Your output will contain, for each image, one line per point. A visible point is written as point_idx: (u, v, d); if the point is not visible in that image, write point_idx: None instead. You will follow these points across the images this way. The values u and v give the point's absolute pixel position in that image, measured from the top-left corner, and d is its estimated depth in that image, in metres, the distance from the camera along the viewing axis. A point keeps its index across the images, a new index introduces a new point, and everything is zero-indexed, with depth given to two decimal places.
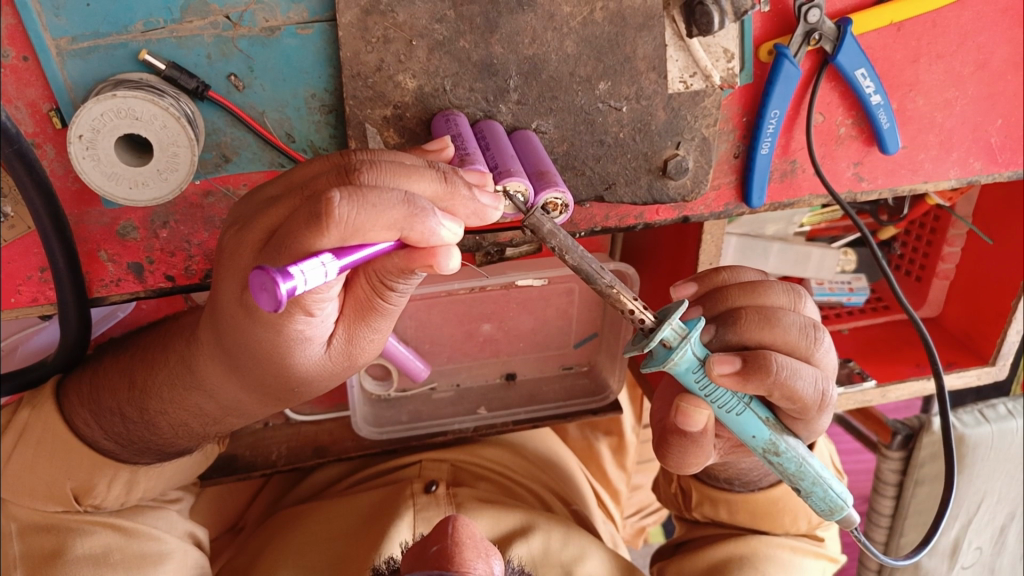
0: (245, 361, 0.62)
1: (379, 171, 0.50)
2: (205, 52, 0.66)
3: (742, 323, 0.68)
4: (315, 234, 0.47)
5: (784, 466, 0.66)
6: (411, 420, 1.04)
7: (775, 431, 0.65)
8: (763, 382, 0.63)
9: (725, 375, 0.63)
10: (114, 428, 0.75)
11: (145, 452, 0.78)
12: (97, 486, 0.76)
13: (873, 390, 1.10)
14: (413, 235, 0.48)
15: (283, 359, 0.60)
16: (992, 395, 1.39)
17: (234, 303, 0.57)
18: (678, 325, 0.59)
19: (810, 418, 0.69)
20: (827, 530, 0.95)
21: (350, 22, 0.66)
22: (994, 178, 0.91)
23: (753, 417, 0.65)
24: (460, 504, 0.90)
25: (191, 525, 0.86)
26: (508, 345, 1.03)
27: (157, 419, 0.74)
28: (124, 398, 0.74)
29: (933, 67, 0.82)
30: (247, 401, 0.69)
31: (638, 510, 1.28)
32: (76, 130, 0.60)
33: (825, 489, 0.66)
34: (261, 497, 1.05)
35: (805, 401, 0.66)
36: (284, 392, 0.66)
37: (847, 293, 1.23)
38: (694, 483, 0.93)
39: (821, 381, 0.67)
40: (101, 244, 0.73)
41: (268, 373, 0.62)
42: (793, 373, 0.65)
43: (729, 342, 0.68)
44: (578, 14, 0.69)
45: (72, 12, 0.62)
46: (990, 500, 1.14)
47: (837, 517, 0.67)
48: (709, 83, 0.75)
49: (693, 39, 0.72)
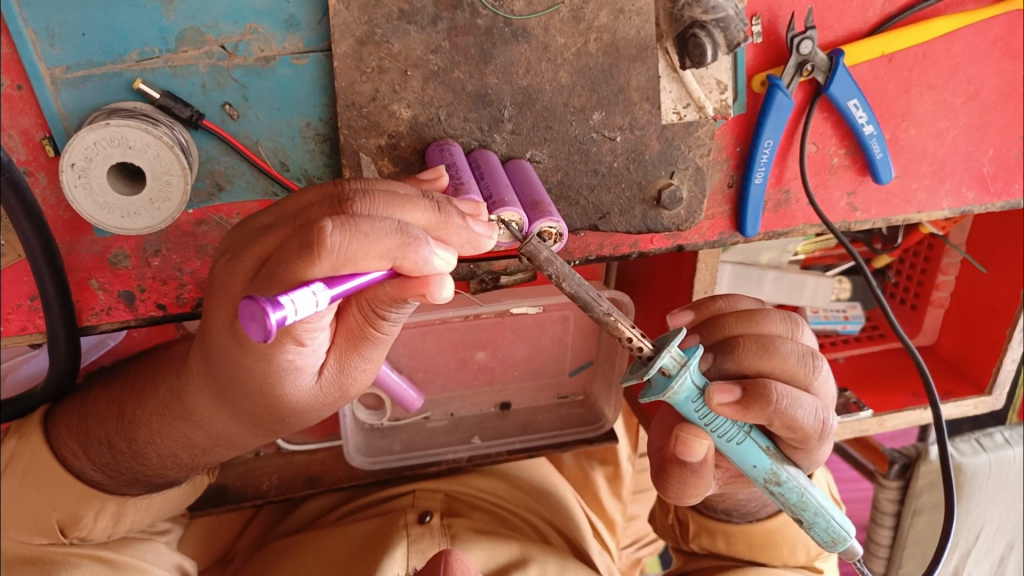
0: (236, 391, 0.61)
1: (372, 201, 0.50)
2: (200, 81, 0.66)
3: (740, 352, 0.68)
4: (307, 264, 0.46)
5: (786, 497, 0.65)
6: (405, 449, 1.03)
7: (776, 461, 0.64)
8: (763, 411, 0.63)
9: (725, 405, 0.63)
10: (102, 459, 0.74)
11: (133, 483, 0.77)
12: (84, 518, 0.75)
13: (870, 420, 1.09)
14: (406, 263, 0.48)
15: (273, 389, 0.59)
16: (989, 423, 1.39)
17: (224, 333, 0.56)
18: (676, 353, 0.58)
19: (809, 447, 0.68)
20: (825, 562, 0.93)
21: (345, 52, 0.66)
22: (987, 207, 0.91)
23: (754, 446, 0.64)
24: (454, 535, 0.89)
25: (179, 557, 0.85)
26: (503, 373, 1.03)
27: (145, 449, 0.73)
28: (112, 428, 0.73)
29: (924, 98, 0.83)
30: (238, 432, 0.68)
31: (634, 541, 1.26)
32: (69, 159, 0.60)
33: (828, 519, 0.65)
34: (251, 528, 1.03)
35: (805, 431, 0.66)
36: (275, 423, 0.65)
37: (842, 321, 1.21)
38: (692, 513, 0.92)
39: (822, 411, 0.67)
40: (92, 273, 0.72)
41: (259, 404, 0.61)
42: (794, 403, 0.64)
43: (727, 370, 0.68)
44: (572, 46, 0.70)
45: (67, 41, 0.63)
46: (990, 530, 1.13)
47: (840, 548, 0.66)
48: (702, 114, 0.75)
49: (686, 71, 0.73)
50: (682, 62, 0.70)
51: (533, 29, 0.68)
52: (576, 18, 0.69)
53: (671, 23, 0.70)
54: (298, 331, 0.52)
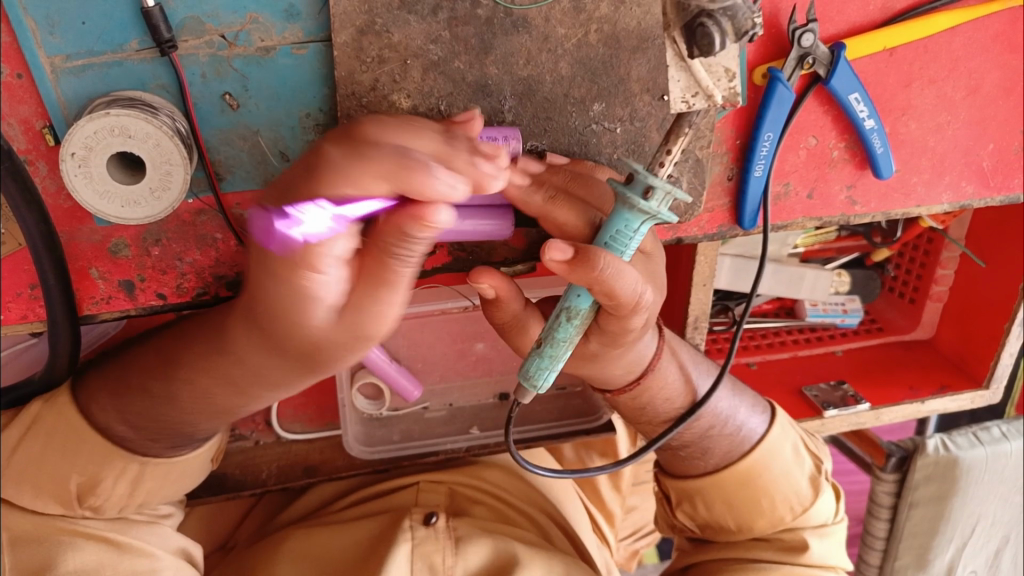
0: (266, 322, 0.56)
1: (385, 129, 0.53)
2: (200, 71, 0.66)
3: (558, 200, 0.66)
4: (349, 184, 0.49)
5: (555, 329, 0.62)
6: (402, 439, 1.03)
7: (581, 321, 0.62)
8: (586, 277, 0.57)
9: (559, 263, 0.57)
10: (130, 419, 0.74)
11: (159, 440, 0.76)
12: (103, 481, 0.74)
13: (867, 414, 1.10)
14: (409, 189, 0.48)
15: (292, 318, 0.53)
16: (987, 417, 1.39)
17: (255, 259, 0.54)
18: (661, 214, 0.56)
19: (625, 314, 0.63)
20: (820, 532, 0.88)
21: (344, 42, 0.66)
22: (987, 202, 0.91)
23: (583, 301, 0.62)
24: (460, 537, 0.88)
25: (184, 542, 0.84)
26: (501, 363, 1.03)
27: (179, 392, 0.72)
28: (138, 387, 0.74)
29: (925, 92, 0.83)
30: (281, 371, 0.62)
31: (633, 532, 1.25)
32: (68, 148, 0.60)
33: (549, 364, 0.63)
34: (252, 517, 1.04)
35: (620, 300, 0.60)
36: (304, 354, 0.57)
37: (841, 315, 1.20)
38: (671, 483, 0.92)
39: (641, 284, 0.61)
40: (92, 262, 0.72)
41: (284, 330, 0.55)
42: (618, 274, 0.58)
43: (532, 202, 0.66)
44: (572, 36, 0.70)
45: (67, 30, 0.62)
46: (984, 524, 1.13)
47: (528, 382, 0.64)
48: (710, 103, 0.70)
49: (693, 59, 0.68)
50: (691, 51, 0.65)
51: (534, 19, 0.69)
52: (577, 8, 0.69)
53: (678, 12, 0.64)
54: (305, 256, 0.49)
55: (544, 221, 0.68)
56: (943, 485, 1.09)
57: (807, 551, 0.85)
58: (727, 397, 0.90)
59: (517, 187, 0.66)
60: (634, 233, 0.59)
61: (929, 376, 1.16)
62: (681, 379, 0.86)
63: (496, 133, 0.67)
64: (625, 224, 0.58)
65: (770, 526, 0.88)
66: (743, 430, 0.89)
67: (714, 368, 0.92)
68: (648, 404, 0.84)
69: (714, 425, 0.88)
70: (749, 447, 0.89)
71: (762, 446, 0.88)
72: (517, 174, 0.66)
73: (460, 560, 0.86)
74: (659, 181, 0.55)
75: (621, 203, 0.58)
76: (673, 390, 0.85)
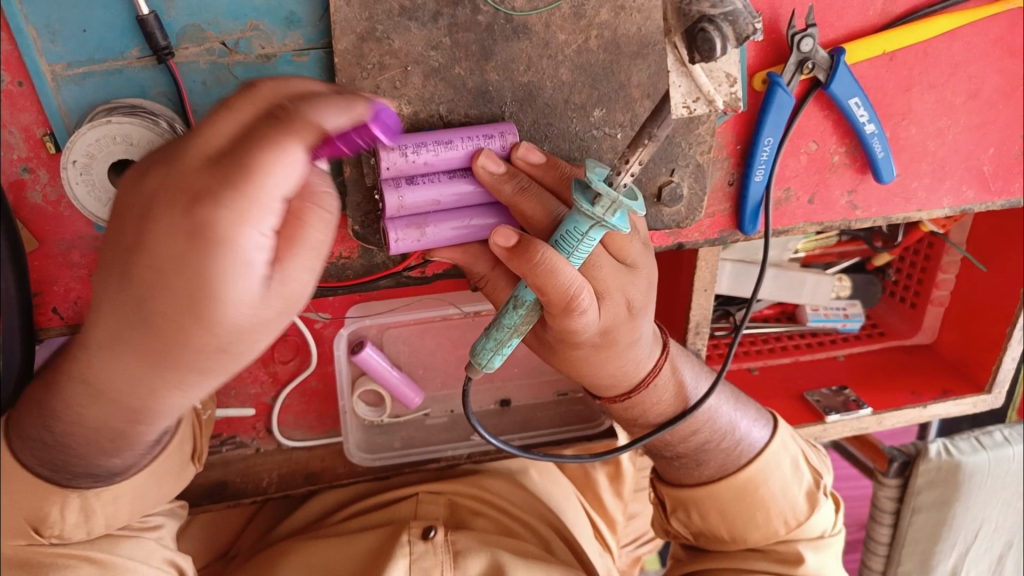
0: (147, 325, 0.43)
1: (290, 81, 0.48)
2: (200, 78, 0.66)
3: (527, 192, 0.64)
4: (287, 137, 0.42)
5: (500, 317, 0.63)
6: (404, 447, 1.03)
7: (524, 315, 0.62)
8: (522, 269, 0.58)
9: (501, 248, 0.59)
10: (42, 458, 0.65)
11: (80, 475, 0.68)
12: (50, 515, 0.69)
13: (870, 418, 1.10)
14: (356, 109, 0.46)
15: (200, 299, 0.40)
16: (990, 422, 1.38)
17: (166, 232, 0.41)
18: (606, 220, 0.57)
19: (562, 317, 0.61)
20: (814, 545, 0.87)
21: (345, 48, 0.66)
22: (987, 206, 0.91)
23: (524, 293, 0.62)
24: (458, 551, 0.88)
25: (172, 553, 0.82)
26: (503, 371, 1.03)
27: (69, 445, 0.62)
28: (35, 417, 0.61)
29: (925, 97, 0.83)
30: (143, 390, 0.46)
31: (635, 539, 1.25)
32: (70, 155, 0.60)
33: (489, 348, 0.64)
34: (253, 525, 1.03)
35: (552, 300, 0.59)
36: (179, 346, 0.43)
37: (842, 320, 1.20)
38: (666, 491, 0.92)
39: (580, 285, 0.59)
40: (93, 269, 0.72)
41: (176, 329, 0.42)
42: (551, 271, 0.57)
43: (502, 191, 0.64)
44: (573, 42, 0.70)
45: (68, 38, 0.62)
46: (987, 529, 1.13)
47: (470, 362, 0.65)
48: (707, 105, 0.67)
49: (694, 65, 0.66)
50: (691, 56, 0.65)
51: (534, 25, 0.69)
52: (577, 14, 0.69)
53: (679, 17, 0.64)
54: (266, 193, 0.41)
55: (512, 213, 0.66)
56: (945, 490, 1.08)
57: (800, 564, 0.85)
58: (727, 411, 0.89)
59: (490, 173, 0.64)
60: (584, 241, 0.59)
61: (931, 381, 1.16)
62: (679, 394, 0.84)
63: (490, 129, 0.66)
64: (573, 228, 0.58)
65: (763, 538, 0.87)
66: (742, 443, 0.89)
67: (712, 375, 0.91)
68: (641, 415, 0.84)
69: (712, 438, 0.88)
70: (747, 459, 0.88)
71: (761, 460, 0.88)
72: (492, 163, 0.64)
73: None
74: (606, 187, 0.56)
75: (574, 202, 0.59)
76: (670, 402, 0.84)
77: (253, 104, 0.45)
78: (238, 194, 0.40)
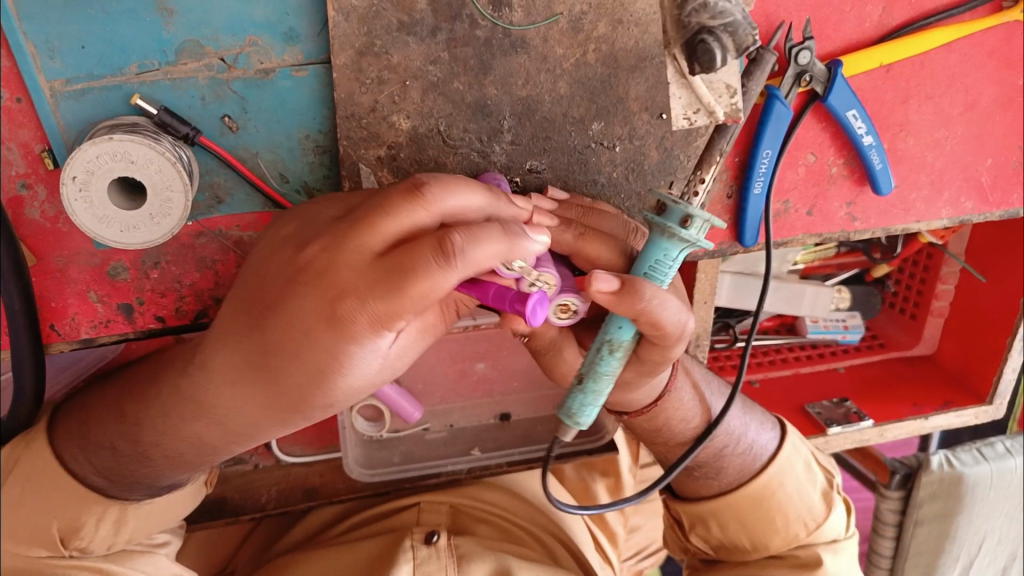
0: (278, 375, 0.57)
1: (445, 186, 0.54)
2: (199, 94, 0.66)
3: (588, 235, 0.65)
4: (442, 271, 0.51)
5: (597, 364, 0.63)
6: (403, 462, 1.01)
7: (620, 356, 0.63)
8: (633, 308, 0.58)
9: (603, 295, 0.57)
10: (104, 463, 0.71)
11: (135, 488, 0.73)
12: (85, 526, 0.71)
13: (871, 430, 1.10)
14: (514, 254, 0.53)
15: (327, 376, 0.57)
16: (990, 433, 1.38)
17: (312, 315, 0.55)
18: (700, 242, 0.58)
19: (667, 345, 0.63)
20: (835, 547, 0.86)
21: (344, 64, 0.66)
22: (985, 217, 0.91)
23: (620, 335, 0.62)
24: (462, 555, 0.87)
25: (180, 568, 0.80)
26: (502, 385, 1.04)
27: (151, 451, 0.70)
28: (117, 425, 0.70)
29: (922, 109, 0.83)
30: (253, 412, 0.61)
31: (637, 553, 1.23)
32: (70, 172, 0.60)
33: (591, 399, 0.64)
34: (251, 542, 1.03)
35: (666, 330, 0.61)
36: (297, 401, 0.59)
37: (841, 332, 1.20)
38: (681, 508, 0.91)
39: (684, 311, 0.62)
40: (90, 285, 0.72)
41: (298, 383, 0.57)
42: (662, 304, 0.59)
43: (563, 241, 0.65)
44: (571, 56, 0.70)
45: (67, 54, 0.62)
46: (991, 541, 1.12)
47: (568, 419, 0.65)
48: (713, 119, 0.72)
49: (693, 77, 0.71)
50: (692, 67, 0.65)
51: (532, 39, 0.69)
52: (575, 28, 0.69)
53: (679, 29, 0.65)
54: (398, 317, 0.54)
55: (575, 257, 0.67)
56: (948, 502, 1.08)
57: (821, 567, 0.83)
58: (739, 417, 0.90)
59: (547, 228, 0.64)
60: (672, 262, 0.61)
61: (932, 392, 1.15)
62: (697, 398, 0.86)
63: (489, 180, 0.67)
64: (664, 254, 0.60)
65: (784, 544, 0.86)
66: (754, 449, 0.89)
67: (726, 389, 0.92)
68: (664, 426, 0.84)
69: (727, 444, 0.88)
70: (761, 465, 0.88)
71: (774, 464, 0.88)
72: (545, 217, 0.64)
73: None
74: (698, 210, 0.57)
75: (657, 232, 0.60)
76: (690, 409, 0.85)
77: (421, 221, 0.53)
78: (383, 314, 0.53)
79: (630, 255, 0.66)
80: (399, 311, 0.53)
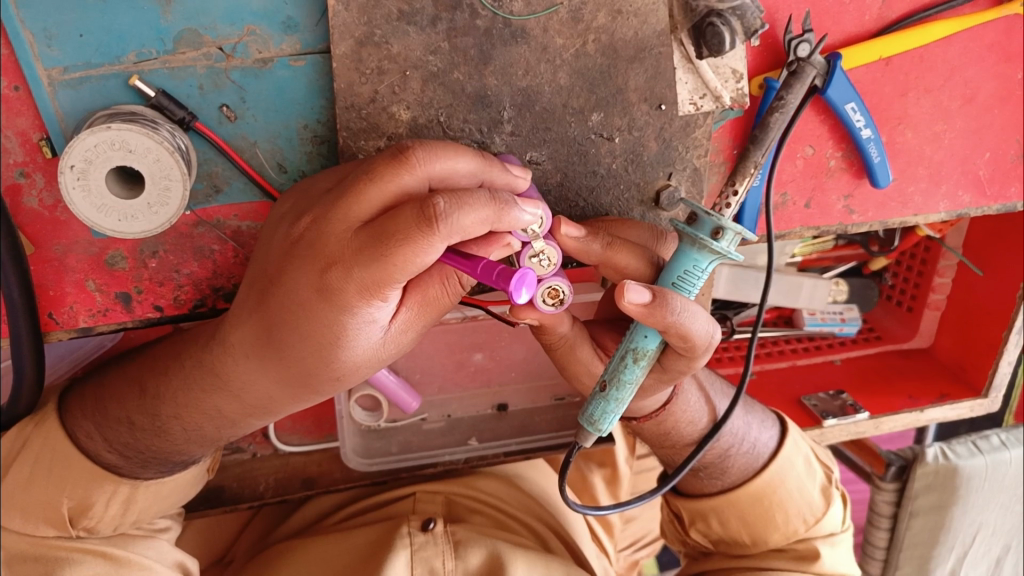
0: (283, 343, 0.59)
1: (430, 149, 0.54)
2: (197, 83, 0.66)
3: (616, 245, 0.65)
4: (424, 237, 0.50)
5: (620, 371, 0.63)
6: (401, 451, 1.02)
7: (645, 364, 0.63)
8: (664, 321, 0.59)
9: (636, 306, 0.58)
10: (121, 438, 0.72)
11: (150, 465, 0.74)
12: (95, 505, 0.71)
13: (867, 423, 1.10)
14: (503, 222, 0.53)
15: (333, 346, 0.58)
16: (986, 426, 1.39)
17: (306, 285, 0.56)
18: (730, 254, 0.59)
19: (693, 356, 0.64)
20: (834, 541, 0.88)
21: (344, 53, 0.66)
22: (982, 211, 0.92)
23: (644, 343, 0.63)
24: (459, 542, 0.88)
25: (181, 555, 0.80)
26: (500, 375, 1.03)
27: (169, 425, 0.71)
28: (141, 399, 0.71)
29: (922, 101, 0.83)
30: (278, 395, 0.64)
31: (632, 543, 1.24)
32: (68, 161, 0.59)
33: (616, 407, 0.64)
34: (250, 530, 1.03)
35: (694, 341, 0.62)
36: (310, 375, 0.61)
37: (838, 324, 1.19)
38: (682, 504, 0.92)
39: (712, 323, 0.63)
40: (89, 274, 0.72)
41: (303, 352, 0.59)
42: (692, 317, 0.60)
43: (592, 252, 0.65)
44: (570, 47, 0.70)
45: (65, 43, 0.62)
46: (985, 533, 1.13)
47: (592, 427, 0.65)
48: (719, 104, 0.75)
49: (701, 61, 0.72)
50: (699, 51, 0.70)
51: (532, 30, 0.69)
52: (575, 19, 0.69)
53: (686, 13, 0.69)
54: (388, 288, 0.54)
55: (603, 267, 0.67)
56: (943, 494, 1.08)
57: (819, 560, 0.84)
58: (742, 417, 0.89)
59: (575, 239, 0.63)
60: (699, 273, 0.61)
61: (929, 385, 1.16)
62: (703, 399, 0.86)
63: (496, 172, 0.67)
64: (694, 264, 0.61)
65: (783, 539, 0.87)
66: (757, 448, 0.89)
67: (729, 390, 0.92)
68: (672, 430, 0.84)
69: (732, 445, 0.88)
70: (762, 463, 0.89)
71: (775, 462, 0.88)
72: (574, 229, 0.63)
73: (460, 565, 0.85)
74: (730, 222, 0.58)
75: (686, 243, 0.60)
76: (696, 411, 0.85)
77: (403, 184, 0.54)
78: (369, 284, 0.54)
79: (656, 264, 0.67)
80: (386, 279, 0.53)
